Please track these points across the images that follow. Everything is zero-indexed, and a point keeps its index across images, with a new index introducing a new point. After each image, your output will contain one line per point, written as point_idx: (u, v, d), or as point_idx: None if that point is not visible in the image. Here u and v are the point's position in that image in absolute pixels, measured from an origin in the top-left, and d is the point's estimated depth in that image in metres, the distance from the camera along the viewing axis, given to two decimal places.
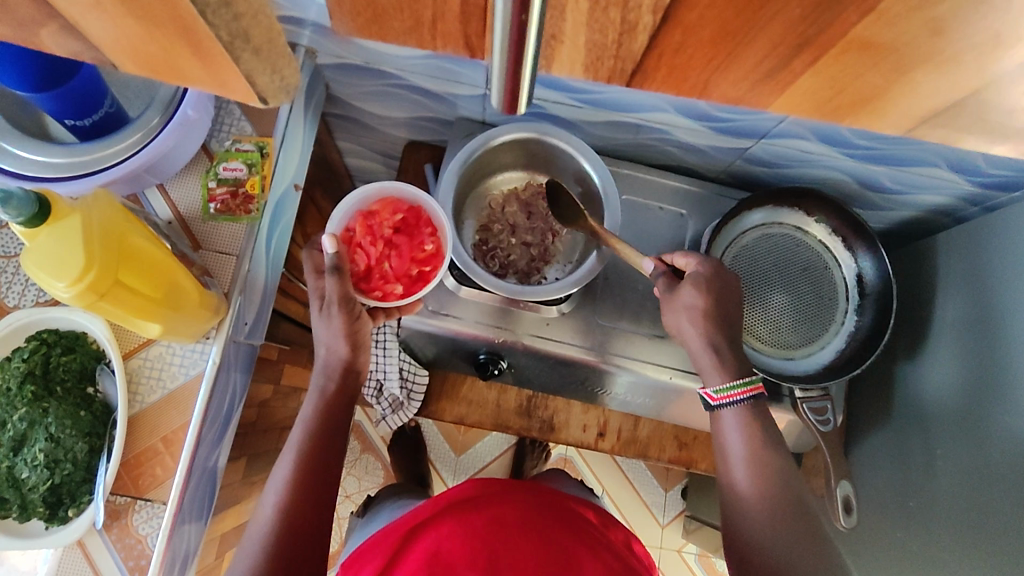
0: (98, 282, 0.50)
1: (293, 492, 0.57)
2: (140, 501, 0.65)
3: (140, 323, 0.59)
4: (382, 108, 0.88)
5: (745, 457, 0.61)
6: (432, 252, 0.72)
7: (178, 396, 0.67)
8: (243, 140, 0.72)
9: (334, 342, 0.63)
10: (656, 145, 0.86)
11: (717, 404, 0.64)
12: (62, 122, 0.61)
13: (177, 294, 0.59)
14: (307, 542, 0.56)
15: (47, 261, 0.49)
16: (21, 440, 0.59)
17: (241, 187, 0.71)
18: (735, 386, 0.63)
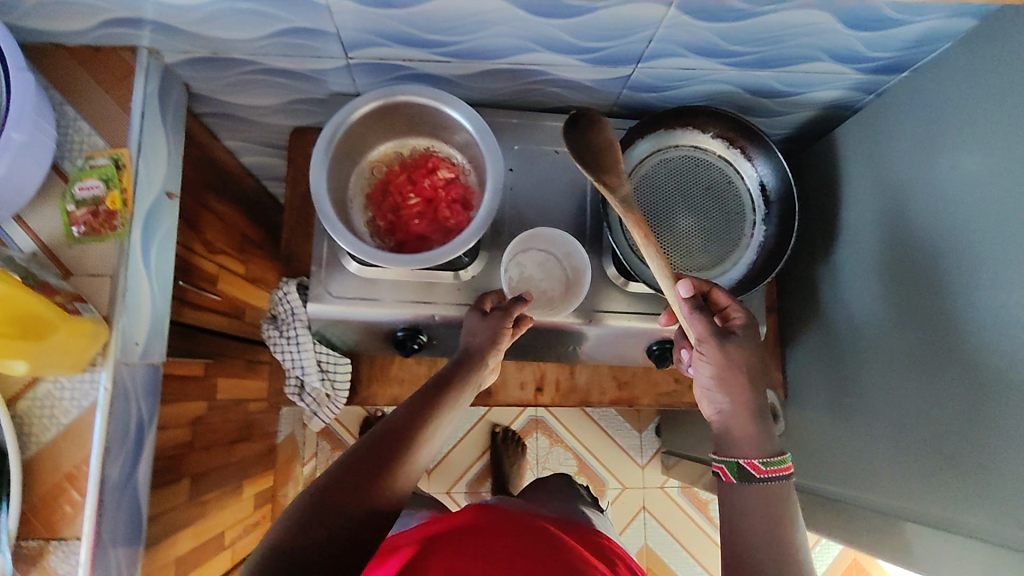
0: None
1: (348, 462, 0.57)
2: (55, 540, 0.64)
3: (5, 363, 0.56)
4: (251, 98, 0.84)
5: (767, 498, 0.60)
6: (445, 215, 0.78)
7: (74, 429, 0.65)
8: (96, 155, 0.69)
9: (474, 334, 0.73)
10: (539, 89, 0.84)
11: (759, 476, 0.60)
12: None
13: (34, 327, 0.57)
14: (346, 504, 0.54)
15: None
16: None
17: (101, 204, 0.68)
18: (780, 460, 0.60)
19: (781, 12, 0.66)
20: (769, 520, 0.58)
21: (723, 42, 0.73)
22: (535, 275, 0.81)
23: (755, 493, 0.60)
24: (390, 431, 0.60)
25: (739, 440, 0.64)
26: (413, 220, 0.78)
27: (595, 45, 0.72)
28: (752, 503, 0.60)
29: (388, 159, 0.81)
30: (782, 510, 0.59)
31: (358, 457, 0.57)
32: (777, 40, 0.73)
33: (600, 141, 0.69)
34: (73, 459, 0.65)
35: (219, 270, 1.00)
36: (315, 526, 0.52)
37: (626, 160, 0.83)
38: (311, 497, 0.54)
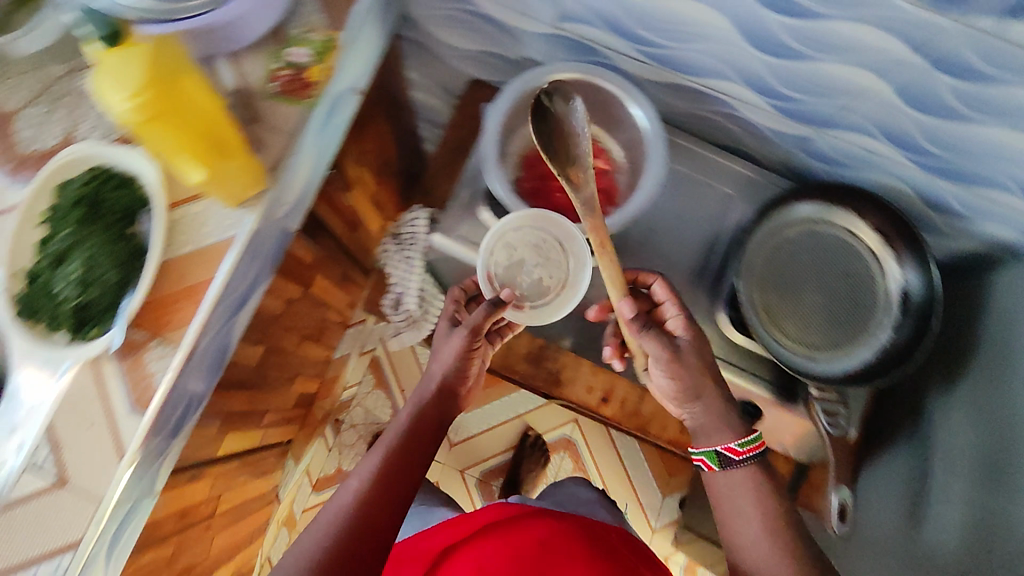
0: (135, 108, 0.54)
1: (375, 481, 0.68)
2: (155, 341, 0.69)
3: (185, 168, 0.63)
4: (452, 36, 0.92)
5: (752, 476, 0.74)
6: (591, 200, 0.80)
7: (208, 252, 0.71)
8: (315, 31, 0.76)
9: (444, 361, 0.79)
10: (714, 120, 0.86)
11: (742, 455, 0.74)
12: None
13: (218, 151, 0.64)
14: (382, 519, 0.66)
15: (115, 72, 0.53)
16: (63, 256, 0.67)
17: (302, 73, 0.74)
18: (755, 440, 0.73)
19: (987, 125, 0.66)
20: (764, 513, 0.72)
21: (917, 133, 0.72)
22: (530, 258, 0.81)
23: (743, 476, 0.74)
24: (401, 457, 0.72)
25: (704, 433, 0.76)
26: (553, 194, 0.81)
27: (790, 93, 0.75)
28: (740, 482, 0.75)
29: (547, 131, 0.83)
30: (765, 491, 0.73)
31: (386, 484, 0.68)
32: (976, 153, 0.71)
33: (562, 125, 0.70)
34: (197, 276, 0.70)
35: (359, 180, 1.07)
36: (368, 551, 0.63)
37: (777, 217, 0.83)
38: (346, 527, 0.64)
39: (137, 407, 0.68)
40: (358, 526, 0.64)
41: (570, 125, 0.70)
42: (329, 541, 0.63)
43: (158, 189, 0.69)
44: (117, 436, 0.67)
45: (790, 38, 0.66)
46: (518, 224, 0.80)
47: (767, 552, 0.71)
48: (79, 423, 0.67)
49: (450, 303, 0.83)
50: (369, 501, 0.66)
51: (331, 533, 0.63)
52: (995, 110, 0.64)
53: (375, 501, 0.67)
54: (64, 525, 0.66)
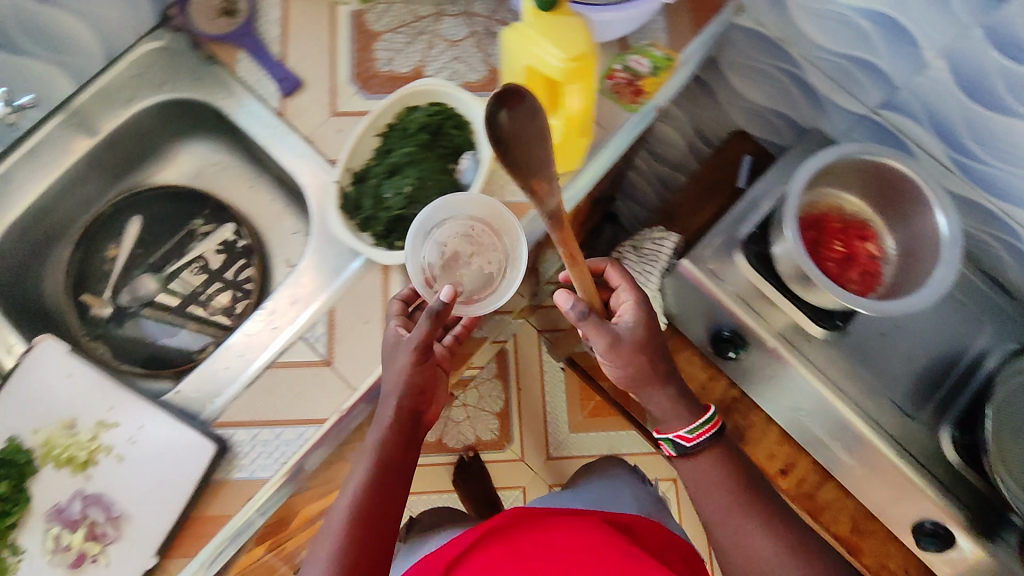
0: (545, 59, 0.61)
1: (369, 480, 0.62)
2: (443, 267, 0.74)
3: (546, 133, 0.69)
4: (746, 87, 0.97)
5: (713, 457, 0.69)
6: (857, 283, 0.81)
7: (510, 208, 0.77)
8: (657, 47, 0.82)
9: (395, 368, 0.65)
10: (989, 244, 0.86)
11: (692, 442, 0.69)
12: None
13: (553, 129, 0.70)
14: (388, 504, 0.62)
15: (553, 35, 0.60)
16: (395, 169, 0.75)
17: (637, 80, 0.80)
18: (703, 423, 0.68)
19: None
20: (733, 498, 0.67)
21: None
22: (464, 251, 0.74)
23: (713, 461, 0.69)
24: (393, 451, 0.64)
25: (667, 421, 0.70)
26: (826, 265, 0.82)
27: None
28: (706, 469, 0.69)
29: (832, 205, 0.85)
30: (728, 469, 0.69)
31: (389, 473, 0.63)
32: None
33: (519, 135, 0.51)
34: (494, 225, 0.76)
35: None
36: (377, 531, 0.60)
37: None
38: (353, 516, 0.60)
39: None
40: (355, 518, 0.60)
41: (539, 130, 0.51)
42: (341, 533, 0.59)
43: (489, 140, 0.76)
44: None
45: None
46: (446, 226, 0.73)
47: (766, 554, 0.64)
48: (357, 315, 0.72)
49: (389, 321, 0.69)
50: (376, 492, 0.61)
51: (340, 541, 0.58)
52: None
53: (383, 490, 0.62)
54: (316, 403, 0.69)
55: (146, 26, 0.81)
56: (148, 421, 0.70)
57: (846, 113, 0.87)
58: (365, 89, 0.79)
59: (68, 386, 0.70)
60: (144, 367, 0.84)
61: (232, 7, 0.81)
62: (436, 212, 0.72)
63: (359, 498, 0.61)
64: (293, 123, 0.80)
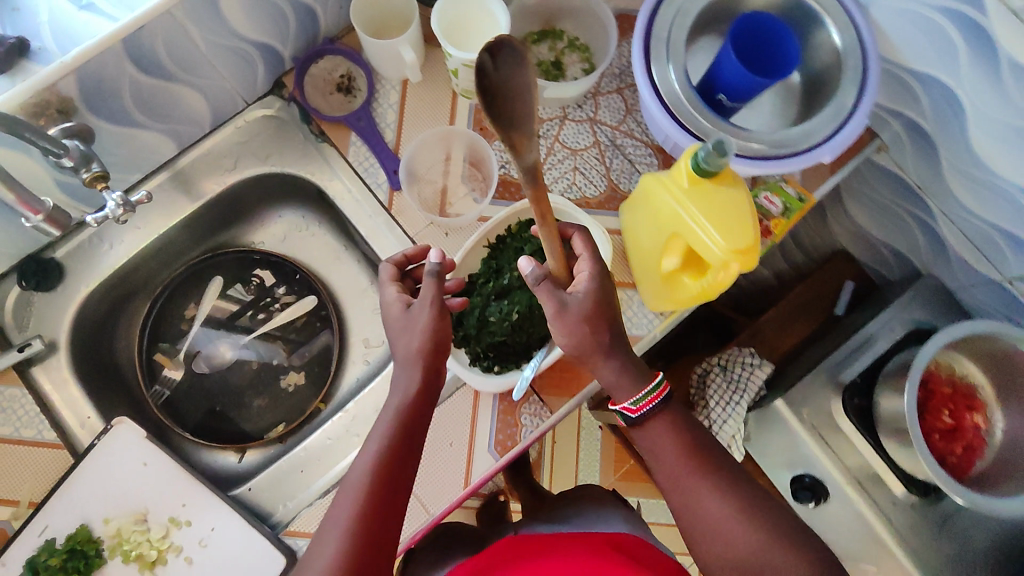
0: (698, 235, 0.58)
1: (368, 497, 0.54)
2: (535, 397, 0.72)
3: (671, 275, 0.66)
4: (864, 216, 0.93)
5: (665, 424, 0.60)
6: (956, 463, 0.78)
7: None
8: (790, 184, 0.78)
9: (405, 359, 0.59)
10: None
11: (636, 415, 0.60)
12: (714, 94, 0.71)
13: (672, 288, 0.66)
14: (383, 519, 0.54)
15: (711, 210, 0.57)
16: (506, 292, 0.71)
17: (768, 219, 0.76)
18: (649, 392, 0.59)
19: None
20: (683, 457, 0.59)
21: None
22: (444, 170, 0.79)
23: (664, 423, 0.60)
24: (396, 460, 0.56)
25: (613, 391, 0.61)
26: (931, 435, 0.79)
27: None
28: (660, 441, 0.60)
29: (942, 364, 0.80)
30: (684, 436, 0.60)
31: (390, 487, 0.55)
32: None
33: (505, 85, 0.52)
34: None
35: None
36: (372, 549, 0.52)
37: None
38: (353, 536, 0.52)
39: (496, 448, 0.71)
40: (374, 487, 0.54)
41: (521, 83, 0.52)
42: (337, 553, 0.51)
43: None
44: (468, 466, 0.70)
45: None
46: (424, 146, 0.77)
47: (727, 523, 0.56)
48: (442, 438, 0.71)
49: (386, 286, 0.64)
50: (396, 449, 0.56)
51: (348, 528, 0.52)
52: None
53: (402, 457, 0.56)
54: None
55: (258, 93, 0.79)
56: (220, 524, 0.67)
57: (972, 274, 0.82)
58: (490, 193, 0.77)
59: (143, 477, 0.68)
60: (196, 433, 0.81)
61: (350, 86, 0.80)
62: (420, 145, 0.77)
63: (349, 516, 0.53)
64: (397, 218, 0.77)
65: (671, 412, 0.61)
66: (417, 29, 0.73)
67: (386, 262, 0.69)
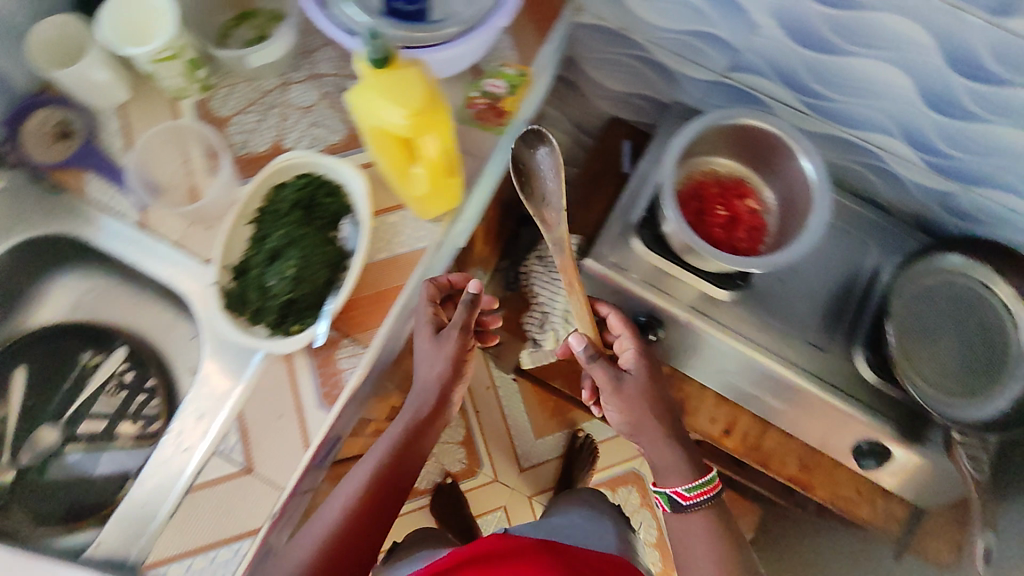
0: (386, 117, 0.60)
1: (355, 509, 0.69)
2: (346, 340, 0.72)
3: (409, 178, 0.68)
4: (607, 78, 0.99)
5: (702, 521, 0.76)
6: (746, 247, 0.85)
7: (403, 259, 0.75)
8: (508, 65, 0.82)
9: (427, 384, 0.76)
10: (854, 171, 0.91)
11: (685, 501, 0.76)
12: (391, 6, 0.74)
13: (449, 168, 0.69)
14: (361, 528, 0.69)
15: (388, 93, 0.60)
16: (277, 254, 0.71)
17: (499, 102, 0.80)
18: (700, 484, 0.76)
19: None
20: (710, 539, 0.75)
21: None
22: (189, 165, 0.80)
23: (703, 515, 0.76)
24: (387, 482, 0.72)
25: (670, 475, 0.77)
26: (715, 239, 0.84)
27: (943, 152, 0.79)
28: (696, 530, 0.76)
29: (707, 173, 0.89)
30: (714, 524, 0.76)
31: (375, 505, 0.70)
32: None
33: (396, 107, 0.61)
34: (393, 280, 0.75)
35: None
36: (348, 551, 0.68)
37: (922, 264, 0.87)
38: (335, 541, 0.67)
39: (326, 401, 0.71)
40: (349, 522, 0.69)
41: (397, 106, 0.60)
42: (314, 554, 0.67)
43: (365, 200, 0.73)
44: (304, 427, 0.70)
45: (965, 99, 0.70)
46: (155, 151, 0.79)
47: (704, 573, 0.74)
48: (269, 412, 0.71)
49: (422, 307, 0.76)
50: (386, 474, 0.72)
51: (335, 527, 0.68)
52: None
53: (390, 474, 0.72)
54: (248, 515, 0.67)
55: None
56: None
57: (700, 84, 0.90)
58: (240, 174, 0.78)
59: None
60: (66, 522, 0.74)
61: (66, 129, 0.79)
62: (150, 150, 0.79)
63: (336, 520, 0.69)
64: (159, 232, 0.77)
65: (716, 514, 0.77)
66: (96, 48, 0.73)
67: (427, 282, 0.77)
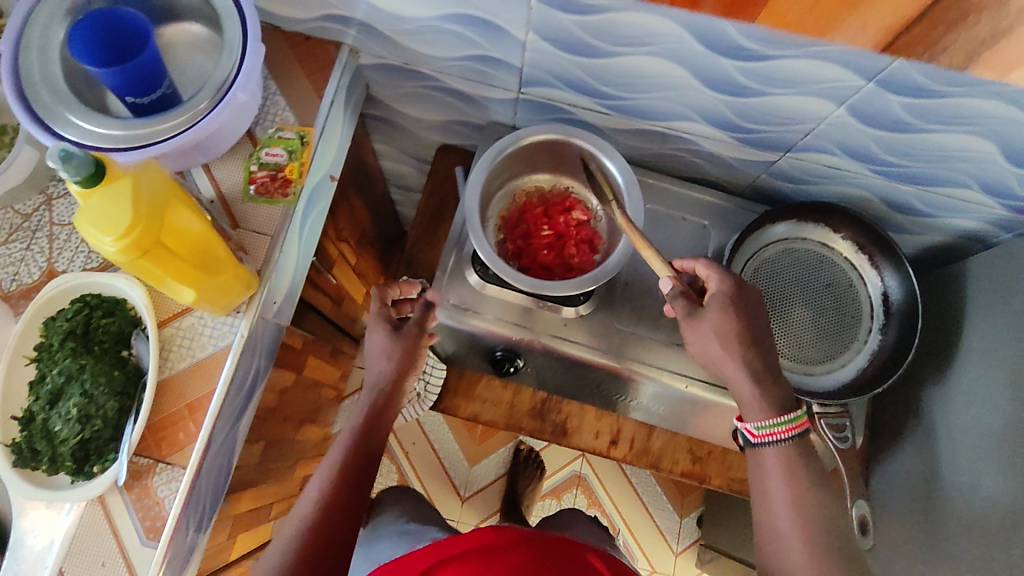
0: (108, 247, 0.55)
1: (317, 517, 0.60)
2: (161, 464, 0.67)
3: (176, 289, 0.62)
4: (418, 110, 0.93)
5: (777, 457, 0.62)
6: (579, 264, 0.81)
7: (206, 365, 0.70)
8: (286, 128, 0.76)
9: (381, 379, 0.70)
10: (682, 156, 0.87)
11: (756, 441, 0.63)
12: (122, 99, 0.63)
13: (215, 263, 0.63)
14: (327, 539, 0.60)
15: (96, 219, 0.53)
16: (57, 395, 0.64)
17: (281, 171, 0.74)
18: (776, 423, 0.62)
19: (943, 133, 0.68)
20: (792, 489, 0.60)
21: (877, 148, 0.73)
22: None
23: (776, 457, 0.62)
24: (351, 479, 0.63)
25: (745, 409, 0.65)
26: (552, 274, 0.81)
27: (750, 127, 0.75)
28: (769, 467, 0.62)
29: (531, 191, 0.86)
30: (801, 470, 0.61)
31: (342, 507, 0.62)
32: (929, 157, 0.73)
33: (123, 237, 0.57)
34: (198, 390, 0.69)
35: (338, 257, 1.08)
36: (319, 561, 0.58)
37: (757, 237, 0.85)
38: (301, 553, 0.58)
39: (150, 536, 0.66)
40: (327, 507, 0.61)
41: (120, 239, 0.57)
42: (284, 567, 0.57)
43: (147, 312, 0.68)
44: (130, 569, 0.65)
45: (748, 80, 0.67)
46: None
47: (778, 522, 0.60)
48: (90, 564, 0.65)
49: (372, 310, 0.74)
50: (348, 474, 0.64)
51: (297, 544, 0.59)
52: (948, 118, 0.65)
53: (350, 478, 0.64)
54: None
55: None
56: None
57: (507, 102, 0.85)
58: (12, 313, 0.69)
59: None
60: None
61: None
62: None
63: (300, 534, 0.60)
64: None
65: (801, 454, 0.62)
66: None
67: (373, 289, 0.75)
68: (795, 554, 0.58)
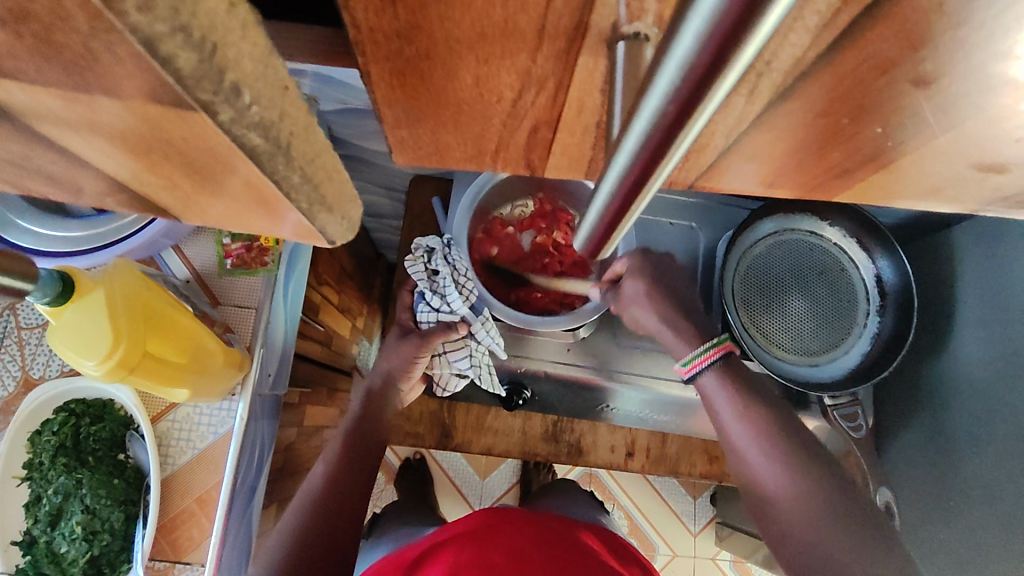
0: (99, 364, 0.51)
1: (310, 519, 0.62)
2: (179, 564, 0.65)
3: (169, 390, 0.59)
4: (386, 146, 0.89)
5: (715, 380, 0.65)
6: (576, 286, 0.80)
7: (209, 455, 0.67)
8: None
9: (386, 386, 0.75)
10: None
11: (689, 375, 0.66)
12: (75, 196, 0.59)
13: (200, 356, 0.59)
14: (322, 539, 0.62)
15: (72, 342, 0.49)
16: (57, 514, 0.61)
17: (256, 240, 0.69)
18: (694, 353, 0.65)
19: None
20: (734, 398, 0.63)
21: None
22: None
23: (715, 378, 0.64)
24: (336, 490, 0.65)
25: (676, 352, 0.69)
26: (551, 308, 0.80)
27: None
28: (711, 393, 0.65)
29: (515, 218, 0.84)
30: (737, 379, 0.64)
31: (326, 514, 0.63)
32: None
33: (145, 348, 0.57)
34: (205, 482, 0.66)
35: (322, 300, 1.04)
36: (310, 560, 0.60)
37: (745, 238, 0.85)
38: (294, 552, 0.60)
39: None
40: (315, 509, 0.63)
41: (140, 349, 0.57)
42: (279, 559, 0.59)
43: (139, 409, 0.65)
44: None
45: None
46: None
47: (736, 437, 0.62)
48: None
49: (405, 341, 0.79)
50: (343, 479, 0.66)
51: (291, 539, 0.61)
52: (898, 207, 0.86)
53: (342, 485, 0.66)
54: None
55: None
56: None
57: None
58: None
59: None
60: None
61: None
62: None
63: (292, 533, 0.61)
64: None
65: (733, 372, 0.65)
66: None
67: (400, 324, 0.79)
68: (762, 467, 0.60)
